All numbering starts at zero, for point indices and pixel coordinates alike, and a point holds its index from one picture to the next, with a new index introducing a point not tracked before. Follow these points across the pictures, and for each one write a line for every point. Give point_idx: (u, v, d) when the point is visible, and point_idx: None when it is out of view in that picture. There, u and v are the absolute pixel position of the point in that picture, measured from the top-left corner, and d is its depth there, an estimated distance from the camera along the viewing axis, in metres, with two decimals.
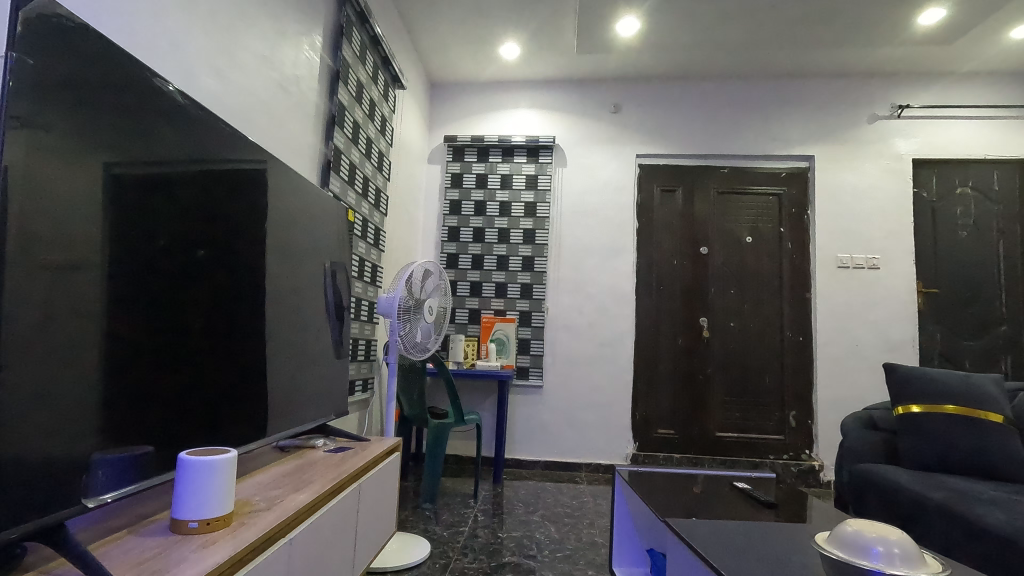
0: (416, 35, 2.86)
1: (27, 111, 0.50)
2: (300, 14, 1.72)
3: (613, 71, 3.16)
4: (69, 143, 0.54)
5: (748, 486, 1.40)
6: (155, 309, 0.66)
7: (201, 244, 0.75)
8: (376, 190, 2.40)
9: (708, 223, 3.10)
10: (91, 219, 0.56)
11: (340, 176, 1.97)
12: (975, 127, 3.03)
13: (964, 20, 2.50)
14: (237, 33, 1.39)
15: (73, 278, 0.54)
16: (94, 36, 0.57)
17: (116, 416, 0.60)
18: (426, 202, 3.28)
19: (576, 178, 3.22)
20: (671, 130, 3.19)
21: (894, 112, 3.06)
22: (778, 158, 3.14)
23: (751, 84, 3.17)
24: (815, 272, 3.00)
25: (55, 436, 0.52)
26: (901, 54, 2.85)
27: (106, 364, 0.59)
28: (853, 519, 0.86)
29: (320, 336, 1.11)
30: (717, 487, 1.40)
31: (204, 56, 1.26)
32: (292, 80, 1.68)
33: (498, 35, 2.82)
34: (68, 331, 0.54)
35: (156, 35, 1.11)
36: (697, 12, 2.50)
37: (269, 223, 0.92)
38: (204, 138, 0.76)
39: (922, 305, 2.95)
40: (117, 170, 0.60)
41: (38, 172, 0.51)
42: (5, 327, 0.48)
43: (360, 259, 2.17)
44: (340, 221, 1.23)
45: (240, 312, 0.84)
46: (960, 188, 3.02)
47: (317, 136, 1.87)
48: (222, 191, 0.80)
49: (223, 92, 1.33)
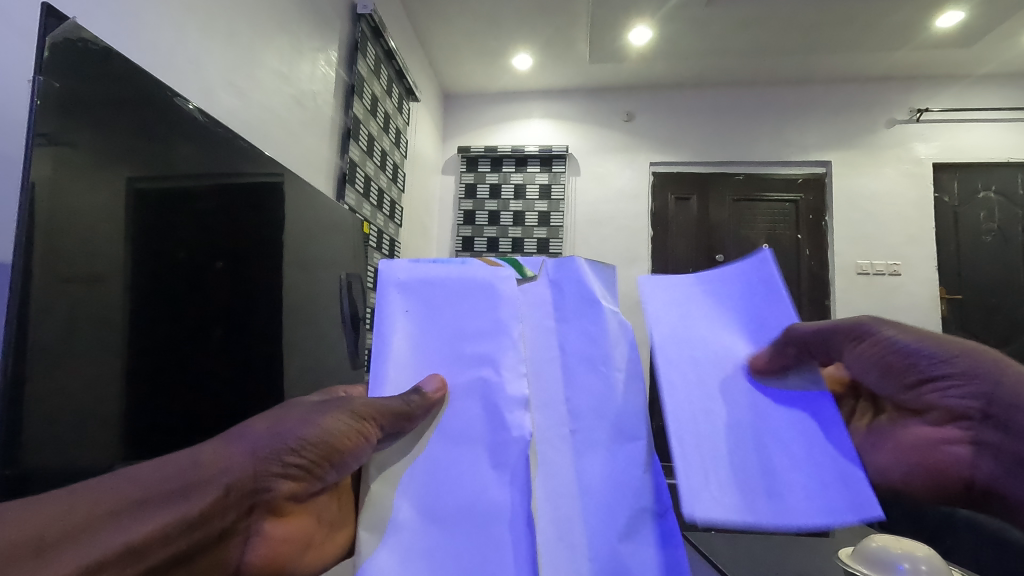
0: (429, 47, 2.90)
1: (55, 129, 0.50)
2: (318, 30, 1.77)
3: (625, 80, 3.17)
4: (93, 159, 0.55)
5: None
6: (175, 321, 0.66)
7: (220, 256, 0.75)
8: (391, 201, 2.42)
9: (723, 230, 3.07)
10: (113, 234, 0.57)
11: (355, 189, 2.00)
12: (997, 129, 2.97)
13: (983, 23, 2.46)
14: (255, 51, 1.42)
15: (98, 290, 0.55)
16: (117, 57, 0.58)
17: (141, 427, 0.60)
18: (440, 213, 3.30)
19: (589, 187, 3.24)
20: (684, 139, 3.18)
21: (913, 116, 3.01)
22: (793, 165, 3.10)
23: (765, 90, 3.15)
24: (834, 278, 2.95)
25: (77, 446, 0.53)
26: (919, 58, 2.81)
27: (128, 375, 0.59)
28: (878, 534, 0.73)
29: (337, 346, 1.10)
30: None
31: (224, 75, 1.29)
32: (309, 95, 1.72)
33: (509, 47, 2.85)
34: (94, 343, 0.54)
35: (181, 56, 1.15)
36: (710, 20, 2.49)
37: (287, 235, 0.93)
38: (223, 154, 0.78)
39: (946, 311, 2.88)
40: (140, 185, 0.61)
41: (64, 187, 0.52)
42: (30, 339, 0.48)
43: (376, 270, 2.19)
44: (357, 232, 1.24)
45: (257, 322, 0.83)
46: (983, 192, 2.96)
47: (334, 149, 1.90)
48: (242, 206, 0.81)
49: (243, 109, 1.36)
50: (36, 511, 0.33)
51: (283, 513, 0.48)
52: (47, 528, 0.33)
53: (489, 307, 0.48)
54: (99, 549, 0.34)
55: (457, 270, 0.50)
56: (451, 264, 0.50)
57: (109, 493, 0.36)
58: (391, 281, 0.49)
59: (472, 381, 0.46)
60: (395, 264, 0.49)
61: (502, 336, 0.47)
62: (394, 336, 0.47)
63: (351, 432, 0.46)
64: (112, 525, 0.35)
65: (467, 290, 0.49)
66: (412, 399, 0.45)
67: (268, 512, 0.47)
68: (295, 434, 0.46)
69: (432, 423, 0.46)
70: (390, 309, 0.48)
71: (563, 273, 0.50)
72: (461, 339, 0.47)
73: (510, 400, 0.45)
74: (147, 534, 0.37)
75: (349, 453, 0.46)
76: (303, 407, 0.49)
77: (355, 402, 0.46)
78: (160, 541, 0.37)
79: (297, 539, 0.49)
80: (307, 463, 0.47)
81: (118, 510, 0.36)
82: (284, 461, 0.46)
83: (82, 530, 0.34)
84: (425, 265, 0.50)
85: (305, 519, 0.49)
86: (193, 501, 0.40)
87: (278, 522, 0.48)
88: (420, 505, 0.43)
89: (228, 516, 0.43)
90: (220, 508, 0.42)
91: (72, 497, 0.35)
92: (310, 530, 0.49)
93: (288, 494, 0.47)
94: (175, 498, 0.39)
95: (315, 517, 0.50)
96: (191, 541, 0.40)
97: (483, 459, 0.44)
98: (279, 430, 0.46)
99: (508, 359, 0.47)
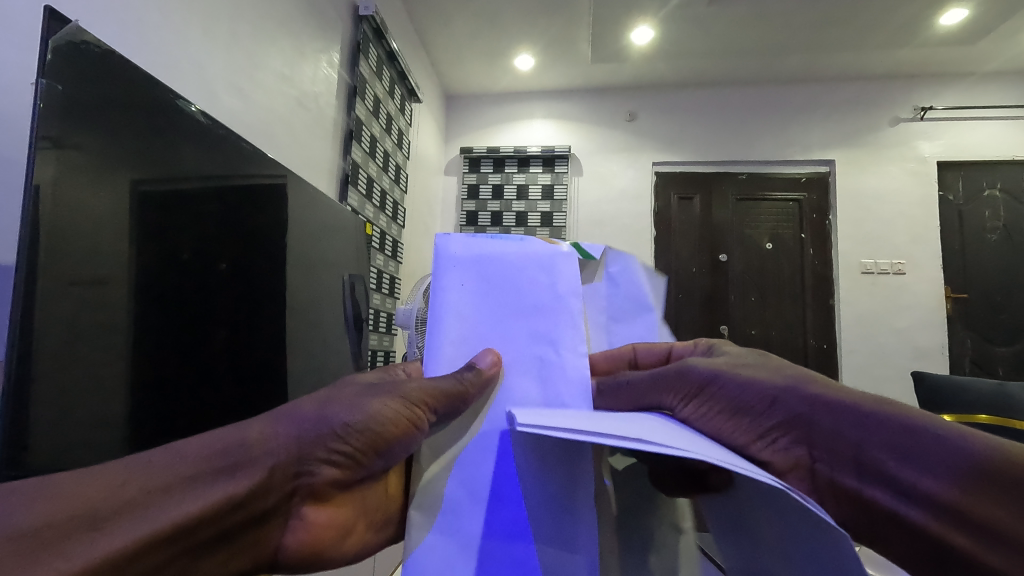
0: (431, 48, 2.90)
1: (58, 132, 0.51)
2: (319, 32, 1.77)
3: (627, 80, 3.17)
4: (97, 161, 0.55)
5: None
6: (179, 321, 0.66)
7: (223, 258, 0.75)
8: (393, 202, 2.42)
9: (727, 230, 3.06)
10: (117, 236, 0.57)
11: (358, 190, 2.01)
12: (1001, 127, 2.96)
13: (987, 21, 2.45)
14: (258, 53, 1.43)
15: (103, 294, 0.55)
16: (119, 59, 0.58)
17: (144, 431, 0.60)
18: (443, 213, 3.30)
19: (592, 188, 3.24)
20: (685, 139, 3.18)
21: (917, 114, 3.00)
22: (797, 164, 3.09)
23: (768, 89, 3.14)
24: (838, 278, 2.94)
25: (82, 446, 0.52)
26: (923, 55, 2.79)
27: (133, 376, 0.59)
28: None
29: (341, 347, 1.10)
30: None
31: (226, 77, 1.29)
32: (312, 96, 1.72)
33: (511, 48, 2.85)
34: (98, 346, 0.54)
35: (184, 59, 1.15)
36: (712, 20, 2.49)
37: (291, 237, 0.93)
38: (227, 156, 0.78)
39: (951, 310, 2.86)
40: (143, 187, 0.61)
41: (67, 189, 0.52)
42: (35, 340, 0.48)
43: (378, 271, 2.19)
44: (360, 234, 1.24)
45: (261, 321, 0.83)
46: (988, 190, 2.94)
47: (337, 150, 1.91)
48: (246, 208, 0.81)
49: (245, 111, 1.37)
50: (89, 482, 0.34)
51: (324, 499, 0.49)
52: (101, 498, 0.33)
53: (547, 286, 0.50)
54: (155, 521, 0.34)
55: (516, 245, 0.51)
56: (508, 239, 0.51)
57: (155, 470, 0.36)
58: (451, 251, 0.49)
59: (530, 360, 0.48)
60: (452, 237, 0.49)
61: (564, 315, 0.49)
62: (450, 310, 0.48)
63: (402, 418, 0.47)
64: (164, 500, 0.35)
65: (526, 265, 0.50)
66: (466, 376, 0.45)
67: (310, 496, 0.47)
68: (342, 419, 0.47)
69: (487, 401, 0.46)
70: (446, 283, 0.48)
71: (621, 265, 0.55)
72: (515, 319, 0.49)
73: (570, 379, 0.47)
74: (197, 512, 0.36)
75: (395, 440, 0.47)
76: (351, 391, 0.50)
77: (408, 388, 0.48)
78: (206, 521, 0.37)
79: (336, 524, 0.49)
80: (351, 450, 0.47)
81: (170, 485, 0.36)
82: (330, 446, 0.47)
83: (136, 504, 0.34)
84: (484, 237, 0.50)
85: (346, 506, 0.50)
86: (240, 479, 0.40)
87: (319, 508, 0.48)
88: (468, 487, 0.43)
89: (272, 497, 0.43)
90: (264, 489, 0.42)
91: (125, 472, 0.35)
92: (349, 519, 0.50)
93: (330, 480, 0.48)
94: (224, 475, 0.39)
95: (356, 505, 0.51)
96: (230, 522, 0.39)
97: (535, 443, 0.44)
98: (327, 414, 0.47)
99: (566, 339, 0.48)
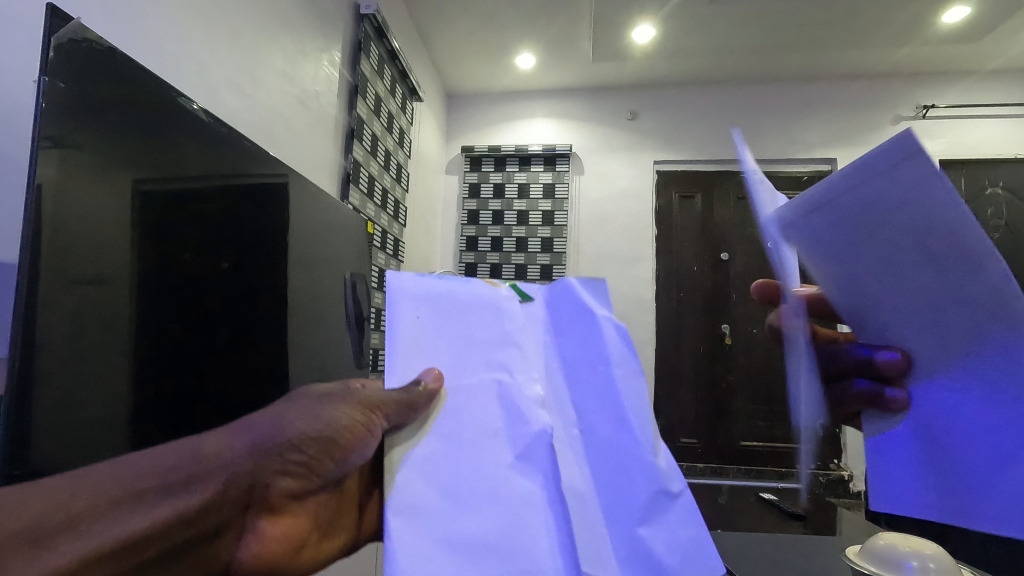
0: (432, 47, 2.90)
1: (59, 131, 0.51)
2: (321, 31, 1.77)
3: (628, 79, 3.17)
4: (99, 159, 0.55)
5: (780, 503, 1.42)
6: (180, 321, 0.66)
7: (224, 257, 0.75)
8: (394, 201, 2.42)
9: (729, 229, 3.05)
10: (118, 234, 0.57)
11: (359, 189, 2.01)
12: (1004, 125, 2.95)
13: (990, 19, 2.44)
14: (259, 52, 1.42)
15: (104, 292, 0.55)
16: (122, 57, 0.58)
17: (144, 430, 0.60)
18: (444, 212, 3.30)
19: (594, 187, 3.23)
20: (686, 138, 3.18)
21: (919, 112, 2.99)
22: (798, 162, 3.08)
23: (769, 87, 3.14)
24: None
25: (82, 446, 0.52)
26: (925, 53, 2.79)
27: (135, 376, 0.59)
28: (887, 533, 0.72)
29: (341, 346, 1.10)
30: (754, 516, 1.36)
31: (227, 76, 1.29)
32: (313, 95, 1.72)
33: (513, 47, 2.85)
34: (100, 346, 0.54)
35: (186, 58, 1.15)
36: (714, 18, 2.48)
37: (292, 236, 0.93)
38: (229, 156, 0.78)
39: None
40: (145, 187, 0.61)
41: (69, 187, 0.52)
42: (37, 338, 0.48)
43: (380, 269, 2.19)
44: (361, 233, 1.24)
45: (261, 318, 0.83)
46: (990, 188, 2.93)
47: (338, 150, 1.91)
48: (247, 209, 0.81)
49: (245, 110, 1.36)
50: (38, 496, 0.36)
51: (278, 511, 0.55)
52: (51, 514, 0.36)
53: (497, 319, 0.50)
54: (97, 538, 0.38)
55: (462, 285, 0.52)
56: (456, 279, 0.52)
57: (107, 486, 0.40)
58: (403, 286, 0.48)
59: (487, 383, 0.48)
60: (402, 274, 0.49)
61: (510, 345, 0.49)
62: (403, 333, 0.47)
63: (354, 426, 0.52)
64: (117, 515, 0.39)
65: (473, 301, 0.50)
66: (414, 389, 0.45)
67: (267, 507, 0.54)
68: (297, 430, 0.54)
69: (436, 410, 0.46)
70: (401, 314, 0.47)
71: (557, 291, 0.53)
72: (468, 347, 0.49)
73: (525, 399, 0.47)
74: (148, 526, 0.41)
75: (352, 445, 0.53)
76: (304, 405, 0.56)
77: (360, 394, 0.52)
78: (159, 533, 0.42)
79: (290, 531, 0.56)
80: (307, 458, 0.54)
81: (119, 500, 0.40)
82: (283, 458, 0.53)
83: (82, 519, 0.37)
84: (433, 276, 0.51)
85: (301, 513, 0.57)
86: (193, 492, 0.45)
87: (274, 519, 0.55)
88: (442, 488, 0.43)
89: (227, 510, 0.50)
90: (218, 499, 0.48)
91: (74, 485, 0.39)
92: (302, 525, 0.57)
93: (286, 489, 0.55)
94: (177, 490, 0.44)
95: (308, 514, 0.58)
96: (191, 532, 0.45)
97: (505, 449, 0.45)
98: (283, 425, 0.54)
99: (518, 363, 0.49)
